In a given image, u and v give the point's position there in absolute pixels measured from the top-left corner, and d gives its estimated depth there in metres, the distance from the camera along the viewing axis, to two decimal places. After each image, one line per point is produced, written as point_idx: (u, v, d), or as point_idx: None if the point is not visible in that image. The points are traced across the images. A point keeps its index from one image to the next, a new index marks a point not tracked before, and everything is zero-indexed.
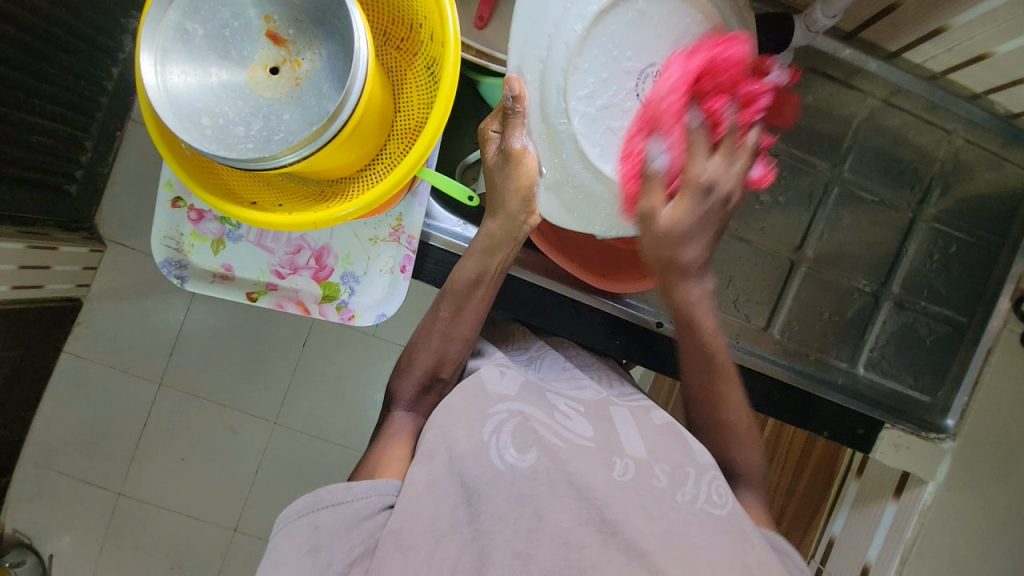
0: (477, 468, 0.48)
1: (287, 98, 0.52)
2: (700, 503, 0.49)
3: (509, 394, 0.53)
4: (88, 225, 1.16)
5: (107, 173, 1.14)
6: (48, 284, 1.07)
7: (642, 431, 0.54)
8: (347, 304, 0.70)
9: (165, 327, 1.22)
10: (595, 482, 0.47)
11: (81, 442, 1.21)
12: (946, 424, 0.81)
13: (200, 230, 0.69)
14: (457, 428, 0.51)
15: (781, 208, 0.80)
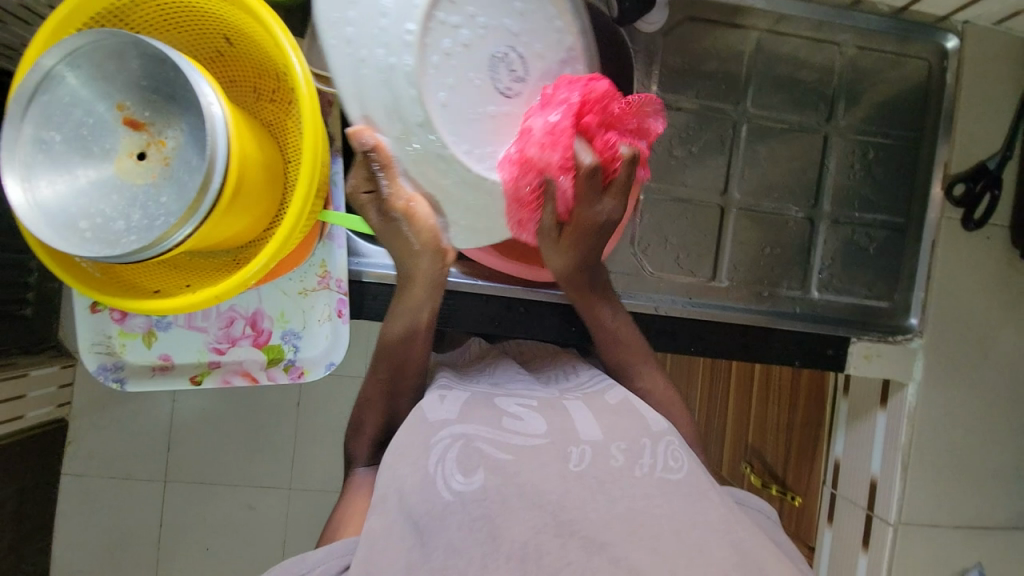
0: (425, 503, 0.48)
1: (161, 180, 0.50)
2: (659, 471, 0.51)
3: (451, 417, 0.54)
4: (54, 342, 1.13)
5: (57, 287, 1.10)
6: (28, 413, 1.06)
7: (595, 415, 0.55)
8: (294, 362, 0.69)
9: (155, 424, 1.21)
10: (550, 478, 0.48)
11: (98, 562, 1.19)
12: (910, 323, 0.82)
13: (127, 328, 0.68)
14: (403, 465, 0.51)
15: (698, 157, 0.81)
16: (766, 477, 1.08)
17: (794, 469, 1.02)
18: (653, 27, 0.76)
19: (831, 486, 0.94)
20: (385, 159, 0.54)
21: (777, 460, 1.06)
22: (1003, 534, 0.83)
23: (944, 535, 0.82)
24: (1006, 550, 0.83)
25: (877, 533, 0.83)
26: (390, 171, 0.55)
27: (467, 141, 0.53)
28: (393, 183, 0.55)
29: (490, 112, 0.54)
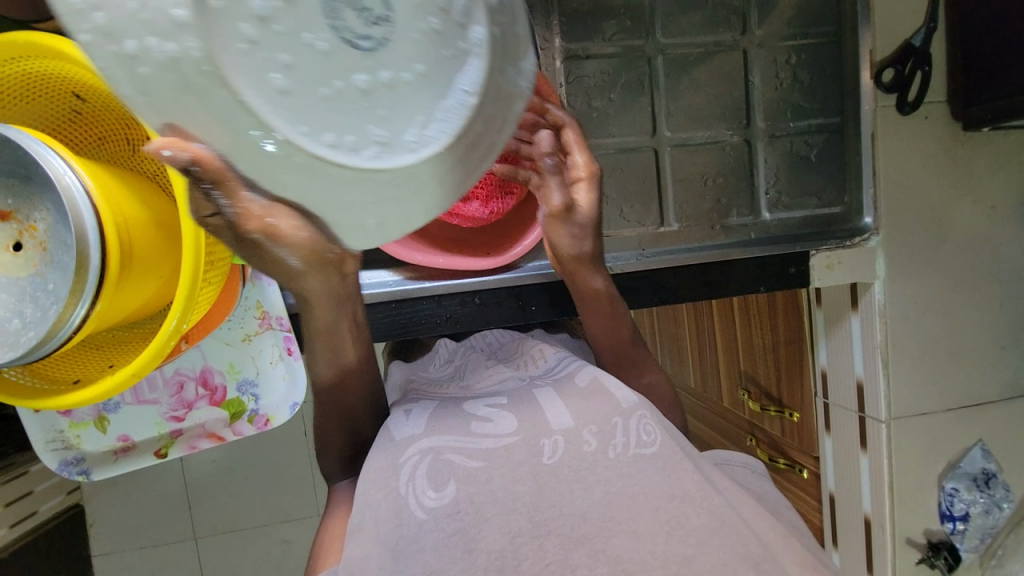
0: (401, 528, 0.46)
1: (43, 267, 0.47)
2: (632, 449, 0.50)
3: (418, 433, 0.53)
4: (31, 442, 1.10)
5: None
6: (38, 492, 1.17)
7: (566, 401, 0.55)
8: (258, 411, 0.67)
9: None
10: (522, 479, 0.48)
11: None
12: (865, 223, 0.80)
13: (77, 418, 0.65)
14: (374, 489, 0.50)
15: (620, 104, 0.77)
16: (764, 399, 1.09)
17: (786, 386, 1.02)
18: None
19: (823, 396, 0.94)
20: (211, 172, 0.37)
21: (772, 380, 1.06)
22: (993, 406, 0.84)
23: (935, 421, 0.83)
24: (999, 421, 0.84)
25: (872, 432, 0.85)
26: (223, 186, 0.38)
27: (327, 131, 0.32)
28: (233, 200, 0.39)
29: (359, 86, 0.32)
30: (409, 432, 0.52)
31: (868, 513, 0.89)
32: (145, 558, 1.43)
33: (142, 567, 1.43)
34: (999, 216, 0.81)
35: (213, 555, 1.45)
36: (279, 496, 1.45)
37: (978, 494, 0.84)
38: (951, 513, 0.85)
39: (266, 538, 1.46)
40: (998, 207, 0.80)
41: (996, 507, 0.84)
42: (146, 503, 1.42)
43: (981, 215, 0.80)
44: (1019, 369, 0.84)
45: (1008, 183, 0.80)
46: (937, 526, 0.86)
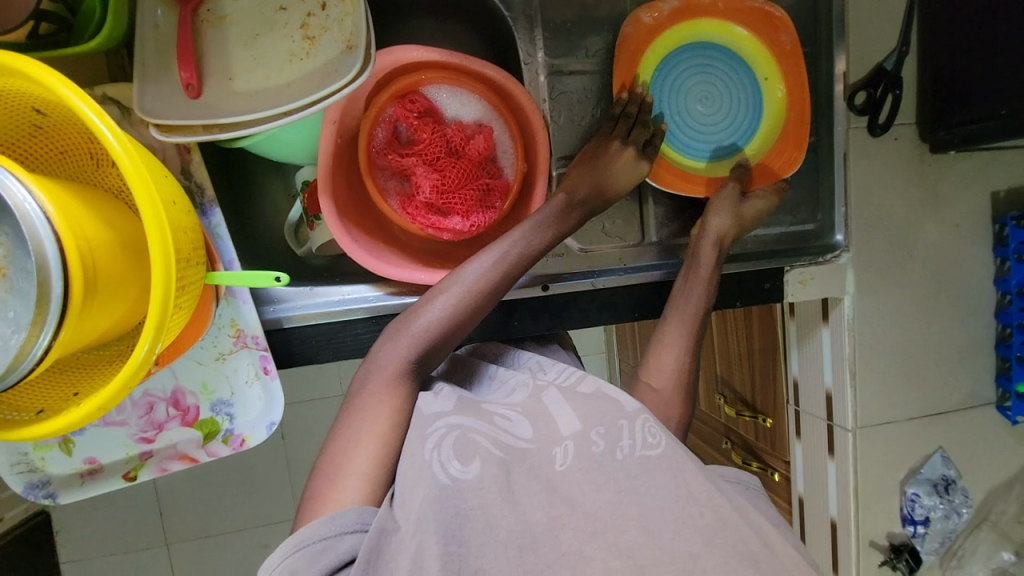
0: (421, 488, 0.49)
1: (2, 294, 0.44)
2: (639, 451, 0.52)
3: (445, 411, 0.56)
4: None
5: None
6: None
7: (571, 404, 0.56)
8: (233, 431, 0.66)
9: None
10: (538, 479, 0.50)
11: None
12: (837, 240, 0.82)
13: (42, 440, 0.63)
14: (402, 455, 0.52)
15: (603, 120, 0.77)
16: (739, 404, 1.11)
17: (760, 392, 1.05)
18: None
19: (794, 404, 0.97)
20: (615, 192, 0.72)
21: (746, 387, 1.09)
22: (955, 415, 0.88)
23: (899, 430, 0.87)
24: (960, 429, 0.89)
25: (840, 440, 0.88)
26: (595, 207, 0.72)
27: None
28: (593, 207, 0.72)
29: None
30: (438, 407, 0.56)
31: (835, 517, 0.93)
32: (114, 567, 1.39)
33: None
34: (964, 235, 0.84)
35: (186, 563, 1.42)
36: (255, 502, 1.43)
37: (938, 499, 0.89)
38: (912, 517, 0.90)
39: (239, 545, 1.44)
40: (962, 225, 0.84)
41: (954, 512, 0.89)
42: (116, 511, 1.38)
43: (947, 234, 0.84)
44: (979, 381, 0.88)
45: (972, 204, 0.84)
46: (898, 529, 0.91)
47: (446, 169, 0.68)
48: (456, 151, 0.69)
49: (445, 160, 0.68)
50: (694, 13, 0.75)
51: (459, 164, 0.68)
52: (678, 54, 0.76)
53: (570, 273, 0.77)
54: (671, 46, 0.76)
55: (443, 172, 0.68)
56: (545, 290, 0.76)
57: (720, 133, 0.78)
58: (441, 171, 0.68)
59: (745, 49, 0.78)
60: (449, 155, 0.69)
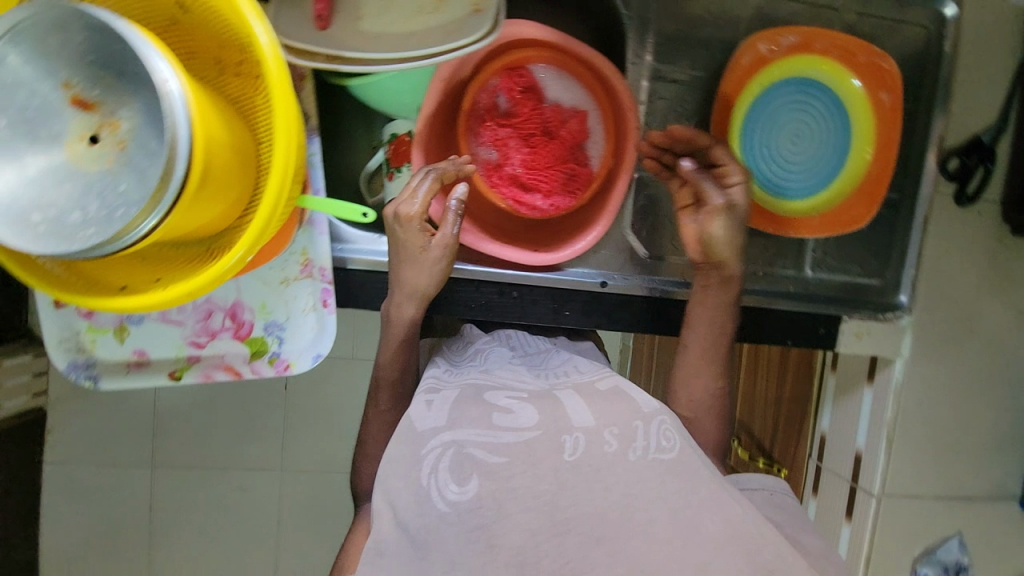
0: (424, 517, 0.52)
1: (117, 167, 0.45)
2: (653, 453, 0.54)
3: (440, 426, 0.57)
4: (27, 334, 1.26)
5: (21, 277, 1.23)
6: (8, 381, 1.20)
7: (587, 403, 0.59)
8: (279, 354, 0.67)
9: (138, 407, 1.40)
10: (551, 473, 0.52)
11: (99, 536, 1.41)
12: (900, 300, 0.82)
13: (98, 323, 0.64)
14: (399, 477, 0.55)
15: None
16: (753, 449, 1.09)
17: (781, 442, 1.03)
18: None
19: (817, 459, 0.96)
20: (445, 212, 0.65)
21: (765, 432, 1.07)
22: (983, 504, 0.86)
23: (923, 507, 0.85)
24: (985, 519, 0.86)
25: (860, 505, 0.87)
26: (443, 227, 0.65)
27: None
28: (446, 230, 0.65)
29: None
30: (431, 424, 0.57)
31: None
32: (104, 476, 1.41)
33: (100, 485, 1.40)
34: None
35: (173, 488, 1.43)
36: (254, 442, 1.44)
37: None
38: None
39: (224, 483, 1.44)
40: None
41: None
42: (118, 422, 1.40)
43: (1010, 319, 0.83)
44: (1013, 474, 0.86)
45: None
46: None
47: (529, 144, 0.71)
48: (538, 130, 0.71)
49: (532, 137, 0.71)
50: (808, 49, 0.75)
51: (545, 144, 0.71)
52: (780, 83, 0.76)
53: (630, 275, 0.77)
54: (777, 77, 0.75)
55: (529, 148, 0.71)
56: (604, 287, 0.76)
57: (812, 168, 0.76)
58: (529, 145, 0.71)
59: (847, 90, 0.76)
60: (536, 131, 0.71)
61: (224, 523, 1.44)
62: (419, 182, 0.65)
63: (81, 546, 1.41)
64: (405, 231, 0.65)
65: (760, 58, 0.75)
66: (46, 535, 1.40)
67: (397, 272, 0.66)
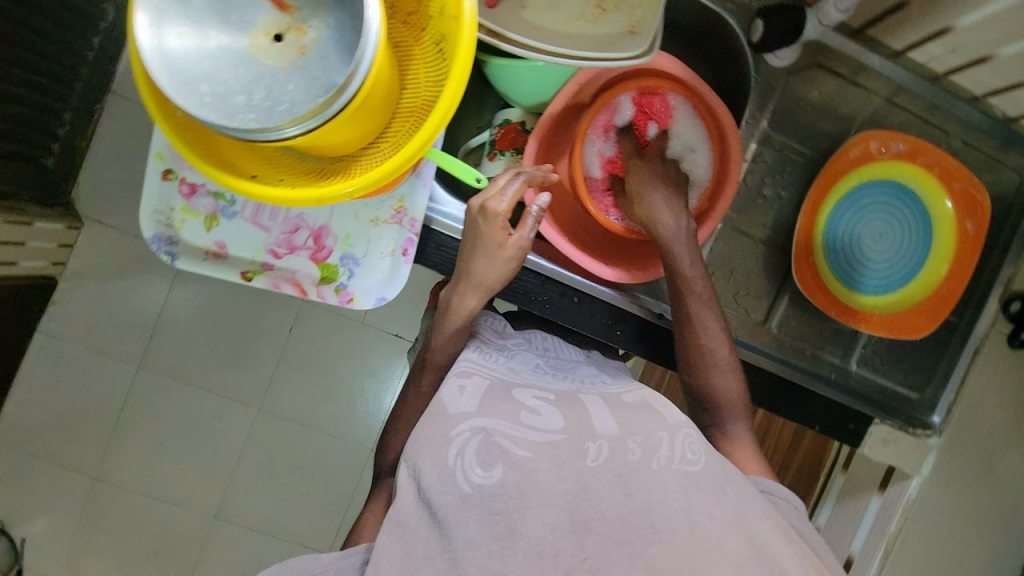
0: (446, 495, 0.53)
1: (291, 68, 0.48)
2: (677, 465, 0.53)
3: (471, 412, 0.59)
4: (64, 202, 1.28)
5: (84, 148, 1.27)
6: (30, 242, 1.16)
7: (612, 412, 0.60)
8: (346, 287, 0.69)
9: (146, 307, 1.36)
10: (571, 473, 0.52)
11: (53, 424, 1.34)
12: (932, 420, 0.83)
13: (193, 206, 0.66)
14: (425, 455, 0.56)
15: (781, 204, 0.81)
16: None
17: None
18: (779, 62, 0.75)
19: None
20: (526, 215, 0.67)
21: None
22: None
23: None
24: None
25: None
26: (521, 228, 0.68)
27: None
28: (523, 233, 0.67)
29: None
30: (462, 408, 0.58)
31: None
32: (82, 362, 1.35)
33: (75, 370, 1.34)
34: None
35: (147, 396, 1.37)
36: (240, 374, 1.39)
37: None
38: None
39: (193, 405, 1.38)
40: None
41: None
42: (116, 312, 1.35)
43: None
44: None
45: None
46: None
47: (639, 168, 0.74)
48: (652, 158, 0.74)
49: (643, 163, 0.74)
50: (914, 158, 0.78)
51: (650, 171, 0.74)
52: (878, 182, 0.78)
53: None
54: (877, 176, 0.78)
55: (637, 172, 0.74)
56: (659, 319, 0.78)
57: (885, 269, 0.78)
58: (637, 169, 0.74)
59: (939, 208, 0.78)
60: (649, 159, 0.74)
61: (185, 446, 1.38)
62: (508, 182, 0.67)
63: (35, 425, 1.34)
64: (484, 224, 0.66)
65: (868, 154, 0.78)
66: (5, 404, 1.33)
67: (468, 262, 0.68)
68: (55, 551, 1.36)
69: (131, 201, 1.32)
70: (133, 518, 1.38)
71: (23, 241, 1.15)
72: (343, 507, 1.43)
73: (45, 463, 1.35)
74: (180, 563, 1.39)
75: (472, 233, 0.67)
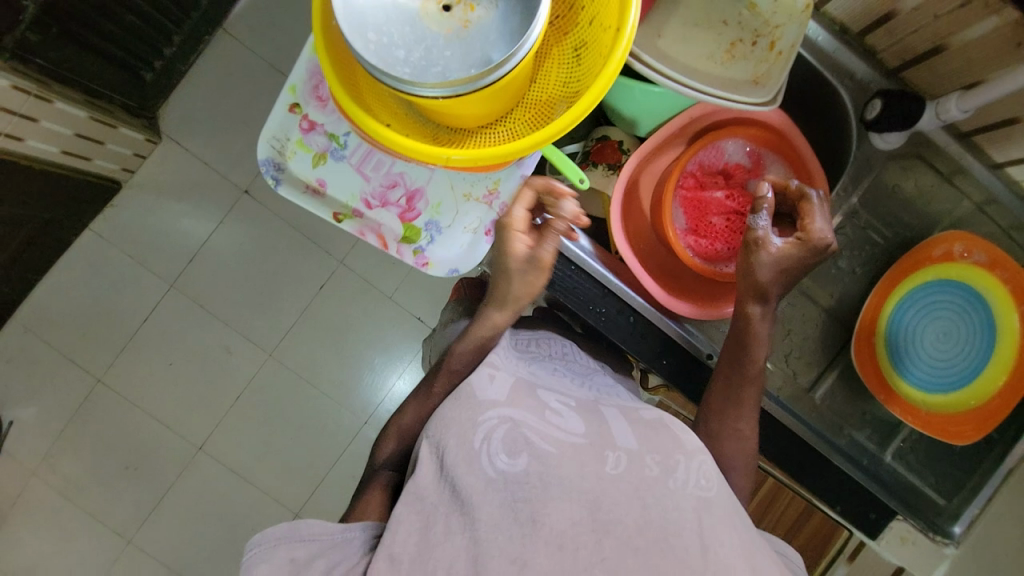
0: (470, 475, 0.54)
1: (452, 37, 0.52)
2: (691, 487, 0.56)
3: (500, 400, 0.59)
4: (150, 115, 1.35)
5: (184, 71, 1.35)
6: (109, 142, 1.23)
7: (631, 426, 0.61)
8: (424, 251, 0.72)
9: (193, 233, 1.39)
10: (591, 476, 0.53)
11: (77, 319, 1.39)
12: (953, 530, 0.80)
13: (307, 141, 0.70)
14: (451, 433, 0.57)
15: (850, 281, 0.82)
16: None
17: None
18: (887, 145, 0.75)
19: None
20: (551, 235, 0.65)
21: None
22: None
23: None
24: None
25: None
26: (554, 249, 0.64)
27: None
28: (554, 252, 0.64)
29: None
30: (494, 396, 0.59)
31: None
32: (120, 267, 1.39)
33: (112, 272, 1.39)
34: None
35: (172, 313, 1.40)
36: (264, 316, 1.42)
37: None
38: None
39: (211, 335, 1.41)
40: None
41: None
42: (162, 228, 1.39)
43: None
44: None
45: None
46: None
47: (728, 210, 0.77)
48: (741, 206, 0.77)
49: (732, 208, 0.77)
50: (994, 265, 0.76)
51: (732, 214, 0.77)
52: (948, 282, 0.78)
53: None
54: (951, 275, 0.78)
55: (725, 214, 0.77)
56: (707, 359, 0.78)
57: (935, 366, 0.78)
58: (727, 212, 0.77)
59: (1005, 321, 0.76)
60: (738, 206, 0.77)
61: (195, 371, 1.41)
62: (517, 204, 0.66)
63: (63, 315, 1.38)
64: (513, 241, 0.64)
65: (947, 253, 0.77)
66: (39, 289, 1.38)
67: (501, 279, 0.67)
68: (46, 440, 1.39)
69: (209, 127, 1.37)
70: (126, 428, 1.40)
71: (101, 140, 1.21)
72: (327, 471, 1.42)
73: (62, 354, 1.39)
74: (158, 483, 1.41)
75: (502, 266, 0.66)
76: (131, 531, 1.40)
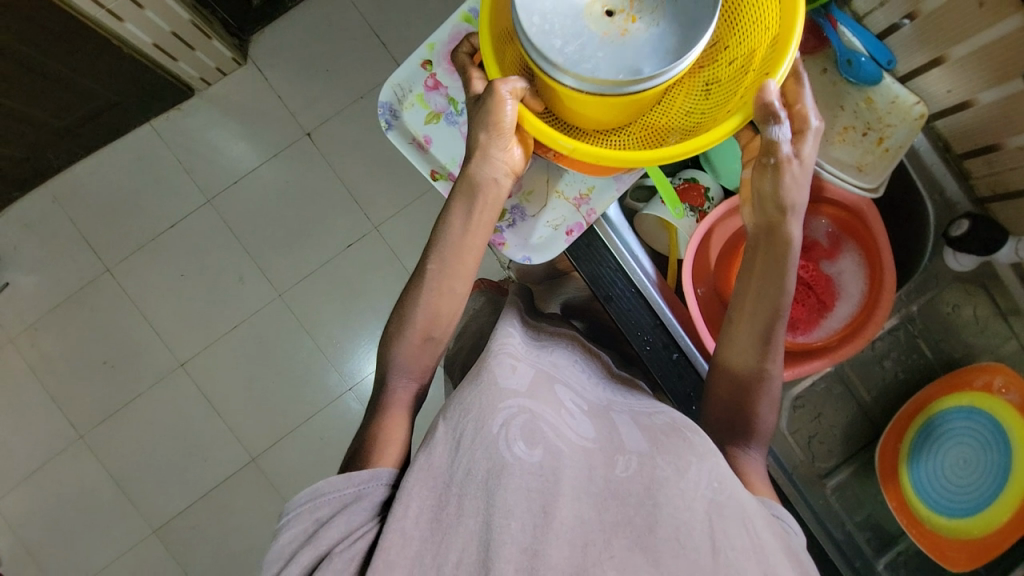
0: (488, 461, 0.53)
1: (608, 41, 0.56)
2: (703, 491, 0.53)
3: (520, 390, 0.59)
4: (244, 37, 1.37)
5: (289, 7, 1.38)
6: (198, 50, 1.25)
7: (641, 432, 0.60)
8: (502, 232, 0.77)
9: (245, 157, 1.40)
10: (602, 480, 0.53)
11: (109, 206, 1.39)
12: None
13: (427, 98, 0.73)
14: (470, 417, 0.56)
15: (883, 383, 0.85)
16: None
17: None
18: (959, 266, 0.78)
19: None
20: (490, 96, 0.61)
21: None
22: None
23: None
24: None
25: None
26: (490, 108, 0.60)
27: None
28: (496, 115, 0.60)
29: None
30: (515, 385, 0.58)
31: None
32: (166, 169, 1.39)
33: (159, 170, 1.39)
34: None
35: (200, 227, 1.40)
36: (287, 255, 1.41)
37: None
38: None
39: (230, 259, 1.40)
40: None
41: None
42: (218, 143, 1.40)
43: None
44: None
45: None
46: None
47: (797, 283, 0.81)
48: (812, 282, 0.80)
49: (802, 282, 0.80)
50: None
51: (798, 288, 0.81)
52: (978, 413, 0.78)
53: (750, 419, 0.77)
54: (982, 408, 0.78)
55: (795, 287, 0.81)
56: None
57: (951, 488, 0.79)
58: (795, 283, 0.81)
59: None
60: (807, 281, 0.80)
61: (204, 288, 1.40)
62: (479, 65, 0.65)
63: (98, 196, 1.39)
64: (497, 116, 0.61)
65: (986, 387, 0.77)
66: (82, 166, 1.39)
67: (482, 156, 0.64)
68: (43, 309, 1.39)
69: (292, 63, 1.39)
70: (121, 322, 1.39)
71: (191, 45, 1.23)
72: (301, 423, 1.39)
73: (82, 234, 1.39)
74: (132, 385, 1.39)
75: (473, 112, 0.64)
76: (91, 423, 1.38)
